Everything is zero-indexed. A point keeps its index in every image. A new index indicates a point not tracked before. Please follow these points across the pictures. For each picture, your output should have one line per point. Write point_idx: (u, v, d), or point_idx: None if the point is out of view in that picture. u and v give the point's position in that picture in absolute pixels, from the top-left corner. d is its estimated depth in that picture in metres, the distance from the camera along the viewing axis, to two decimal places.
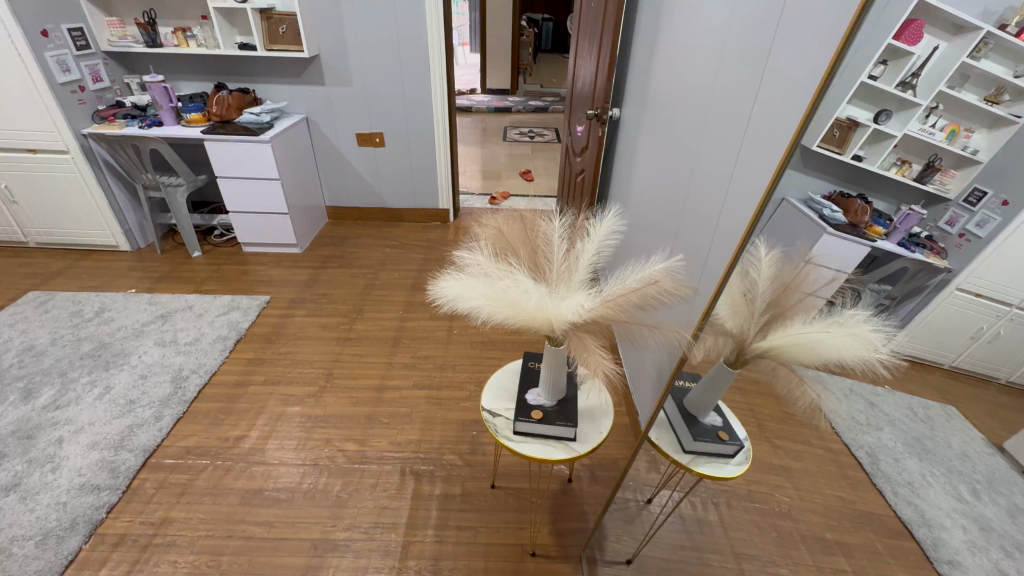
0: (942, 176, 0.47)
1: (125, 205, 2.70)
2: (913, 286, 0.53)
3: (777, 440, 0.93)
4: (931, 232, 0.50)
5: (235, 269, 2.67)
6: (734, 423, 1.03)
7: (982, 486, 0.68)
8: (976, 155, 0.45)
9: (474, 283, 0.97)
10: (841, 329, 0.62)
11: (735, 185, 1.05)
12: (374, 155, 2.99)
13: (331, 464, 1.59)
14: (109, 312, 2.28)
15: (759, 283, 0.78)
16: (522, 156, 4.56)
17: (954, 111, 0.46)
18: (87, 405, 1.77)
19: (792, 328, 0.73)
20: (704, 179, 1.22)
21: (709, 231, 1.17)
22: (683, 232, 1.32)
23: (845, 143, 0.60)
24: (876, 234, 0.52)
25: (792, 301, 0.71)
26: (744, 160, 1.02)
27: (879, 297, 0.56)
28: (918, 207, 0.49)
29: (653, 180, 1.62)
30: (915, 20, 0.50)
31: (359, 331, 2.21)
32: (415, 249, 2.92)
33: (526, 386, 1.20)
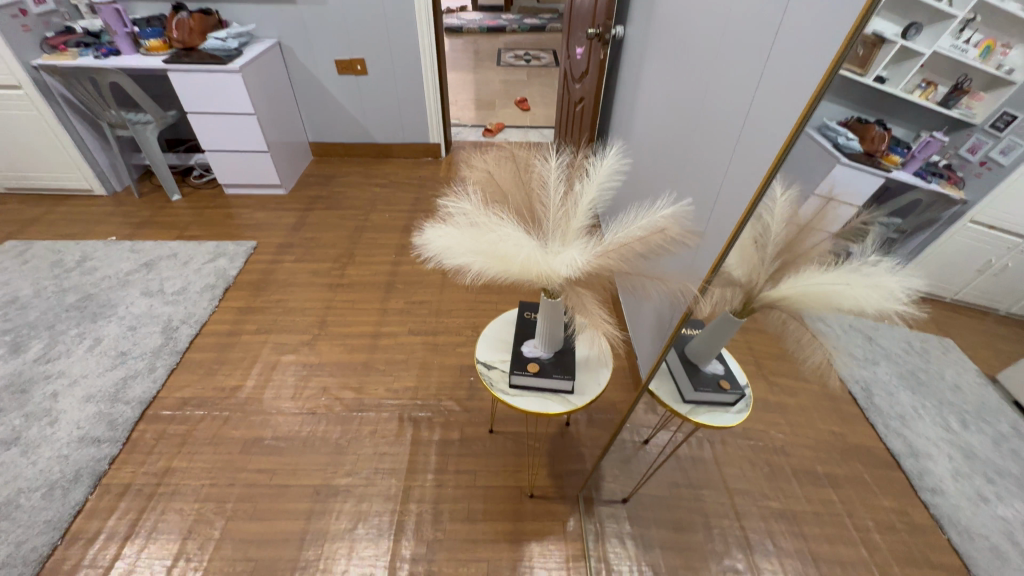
0: (969, 99, 0.48)
1: (93, 145, 2.52)
2: (923, 219, 0.55)
3: (772, 377, 1.01)
4: (950, 160, 0.51)
5: (219, 213, 2.55)
6: (736, 369, 1.03)
7: (969, 416, 0.77)
8: (1009, 74, 0.45)
9: (462, 236, 0.89)
10: (863, 281, 0.61)
11: (754, 115, 0.93)
12: (357, 84, 2.76)
13: (329, 412, 1.59)
14: (91, 260, 2.20)
15: (771, 233, 0.72)
16: (517, 83, 4.24)
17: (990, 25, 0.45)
18: (78, 357, 1.75)
19: (806, 277, 0.69)
20: (718, 107, 1.09)
21: (722, 167, 1.06)
22: (693, 169, 1.21)
23: (869, 62, 0.55)
24: (892, 163, 0.54)
25: (806, 246, 0.68)
26: (767, 85, 0.89)
27: (887, 231, 0.59)
28: (939, 134, 0.51)
29: (660, 108, 1.48)
30: None
31: (351, 276, 2.14)
32: (405, 188, 2.78)
33: (522, 338, 1.15)
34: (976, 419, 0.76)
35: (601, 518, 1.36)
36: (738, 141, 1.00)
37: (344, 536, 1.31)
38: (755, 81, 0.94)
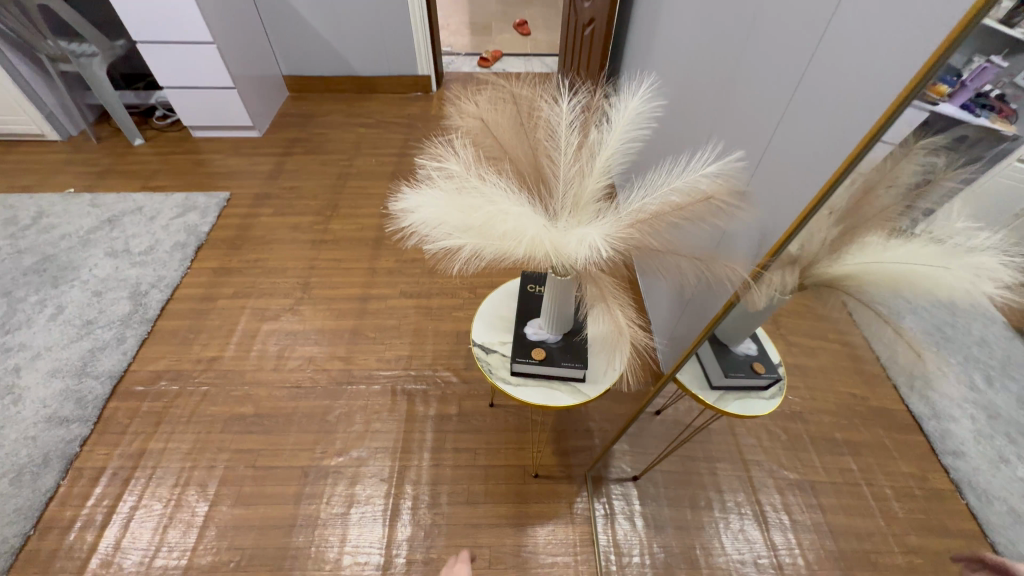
0: None
1: (35, 84, 2.23)
2: (967, 154, 0.48)
3: (792, 339, 0.85)
4: (1002, 89, 0.44)
5: (187, 159, 2.30)
6: (771, 349, 0.90)
7: (998, 372, 0.58)
8: None
9: (451, 207, 0.69)
10: (960, 263, 0.51)
11: (834, 32, 0.69)
12: (332, 5, 2.40)
13: (315, 386, 1.47)
14: (49, 217, 1.99)
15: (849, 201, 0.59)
16: (516, 2, 3.77)
17: None
18: (40, 328, 1.60)
19: (870, 253, 0.57)
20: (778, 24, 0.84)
21: (781, 105, 0.83)
22: (737, 108, 0.98)
23: None
24: (937, 94, 0.48)
25: (874, 209, 0.56)
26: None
27: (926, 174, 0.51)
28: (996, 57, 0.44)
29: (694, 27, 1.20)
30: None
31: (336, 232, 1.95)
32: (393, 128, 2.50)
33: (525, 318, 0.99)
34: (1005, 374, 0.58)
35: (612, 497, 1.28)
36: (802, 75, 0.77)
37: (336, 522, 1.22)
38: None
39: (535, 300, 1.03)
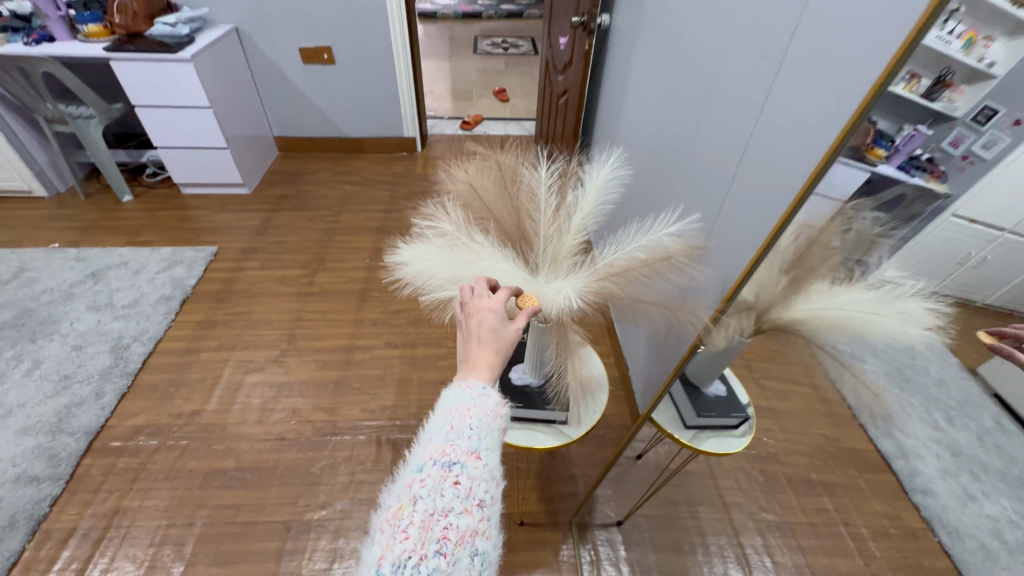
0: (951, 92, 0.39)
1: (29, 143, 2.28)
2: (908, 212, 0.46)
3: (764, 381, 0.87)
4: (931, 152, 0.41)
5: (175, 214, 2.35)
6: (738, 390, 0.93)
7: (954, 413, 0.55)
8: (991, 66, 0.37)
9: (433, 261, 0.78)
10: (890, 308, 0.52)
11: (783, 82, 0.78)
12: (324, 74, 2.58)
13: (299, 437, 1.47)
14: (31, 272, 1.99)
15: (793, 246, 0.63)
16: (495, 72, 4.10)
17: (975, 15, 0.38)
18: (14, 384, 1.57)
19: (814, 296, 0.61)
20: (733, 85, 0.94)
21: (738, 154, 0.93)
22: (699, 159, 1.09)
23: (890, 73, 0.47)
24: (877, 157, 0.49)
25: (817, 259, 0.59)
26: (800, 42, 0.73)
27: (873, 227, 0.51)
28: (923, 126, 0.43)
29: (657, 99, 1.35)
30: None
31: (322, 284, 2.00)
32: (380, 185, 2.63)
33: (510, 363, 1.03)
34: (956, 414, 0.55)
35: (597, 543, 1.29)
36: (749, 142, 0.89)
37: None
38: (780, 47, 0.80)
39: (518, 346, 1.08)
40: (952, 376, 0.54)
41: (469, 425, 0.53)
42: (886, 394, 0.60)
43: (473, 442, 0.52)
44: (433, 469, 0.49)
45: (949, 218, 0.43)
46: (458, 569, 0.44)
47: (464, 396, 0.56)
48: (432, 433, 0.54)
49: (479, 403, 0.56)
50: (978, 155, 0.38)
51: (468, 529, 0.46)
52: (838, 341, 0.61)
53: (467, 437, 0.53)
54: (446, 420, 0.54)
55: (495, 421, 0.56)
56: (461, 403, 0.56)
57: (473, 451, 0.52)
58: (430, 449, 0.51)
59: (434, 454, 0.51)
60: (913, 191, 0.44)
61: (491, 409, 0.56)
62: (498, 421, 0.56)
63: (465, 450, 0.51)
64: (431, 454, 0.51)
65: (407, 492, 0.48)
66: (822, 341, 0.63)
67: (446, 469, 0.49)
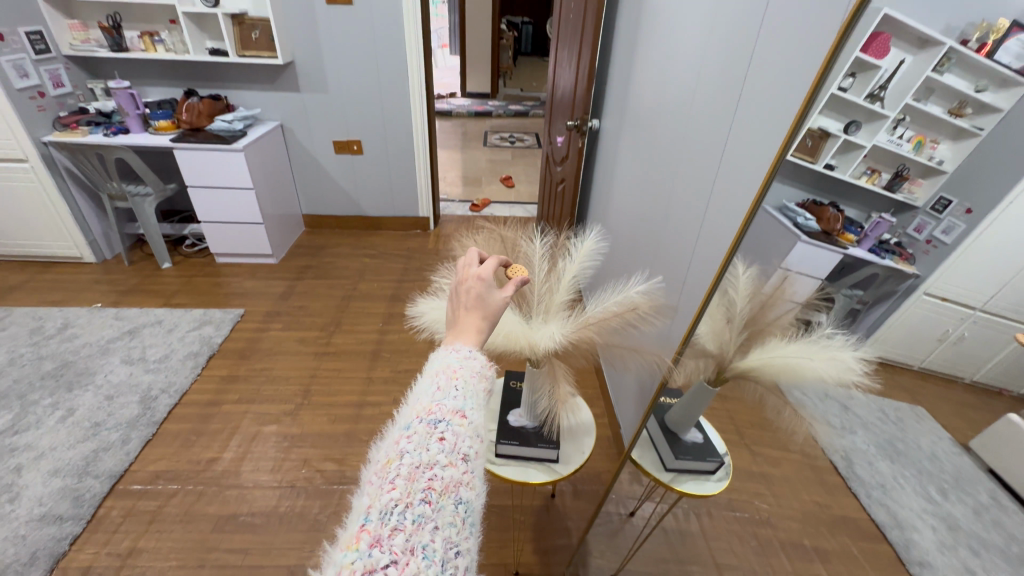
0: (910, 185, 0.46)
1: (89, 215, 2.58)
2: (883, 291, 0.51)
3: (754, 447, 0.94)
4: (900, 238, 0.48)
5: (208, 280, 2.58)
6: (715, 440, 1.04)
7: (949, 485, 0.55)
8: (942, 165, 0.44)
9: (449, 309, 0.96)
10: (825, 355, 0.61)
11: (723, 176, 1.00)
12: (353, 162, 2.95)
13: (309, 485, 1.56)
14: (74, 328, 2.17)
15: (737, 301, 0.80)
16: (503, 162, 4.58)
17: (919, 123, 0.45)
18: (48, 429, 1.69)
19: (771, 348, 0.74)
20: (689, 178, 1.17)
21: (692, 234, 1.13)
22: (666, 236, 1.30)
23: (817, 152, 0.60)
24: (848, 242, 0.52)
25: (770, 318, 0.72)
26: (732, 150, 0.97)
27: (850, 302, 0.56)
28: (888, 215, 0.49)
29: (634, 189, 1.61)
30: (879, 33, 0.51)
31: (338, 345, 2.17)
32: (395, 258, 2.88)
33: (508, 407, 1.17)
34: (954, 487, 0.54)
35: None
36: (700, 226, 1.09)
37: None
38: (718, 155, 1.04)
39: (516, 393, 1.22)
40: (944, 452, 0.54)
41: (455, 385, 0.54)
42: (879, 459, 0.62)
43: (460, 400, 0.53)
44: (420, 425, 0.49)
45: (923, 295, 0.49)
46: (443, 516, 0.44)
47: (452, 357, 0.58)
48: (420, 394, 0.54)
49: (465, 364, 0.57)
50: (940, 239, 0.45)
51: (454, 480, 0.46)
52: (794, 388, 0.72)
53: (454, 396, 0.53)
54: (433, 380, 0.55)
55: (480, 381, 0.57)
56: (449, 364, 0.57)
57: (459, 410, 0.52)
58: (418, 407, 0.52)
59: (421, 412, 0.51)
60: (882, 272, 0.49)
61: (477, 369, 0.57)
62: (484, 382, 0.57)
63: (451, 408, 0.51)
64: (418, 413, 0.51)
65: (394, 447, 0.48)
66: (780, 385, 0.74)
67: (432, 426, 0.49)
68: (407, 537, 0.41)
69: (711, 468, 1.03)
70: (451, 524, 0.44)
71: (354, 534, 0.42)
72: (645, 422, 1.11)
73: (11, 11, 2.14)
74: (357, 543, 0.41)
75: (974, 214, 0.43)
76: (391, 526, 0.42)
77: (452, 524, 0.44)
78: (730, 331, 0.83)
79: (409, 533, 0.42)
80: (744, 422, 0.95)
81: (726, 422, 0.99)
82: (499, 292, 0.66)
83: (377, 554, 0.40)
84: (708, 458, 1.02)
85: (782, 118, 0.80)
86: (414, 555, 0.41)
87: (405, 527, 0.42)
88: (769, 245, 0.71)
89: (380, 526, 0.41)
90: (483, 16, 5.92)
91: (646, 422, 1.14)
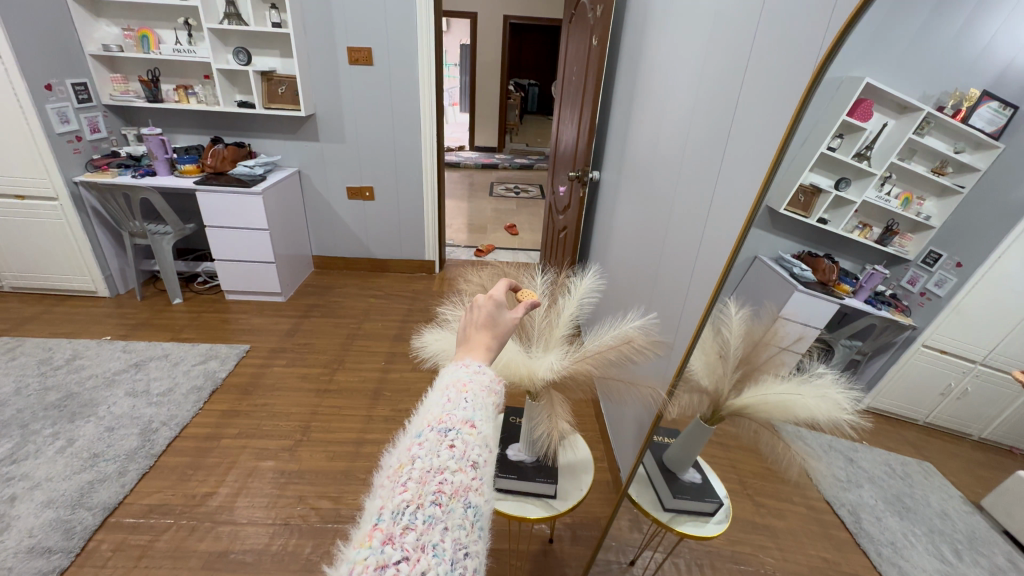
0: (900, 239, 0.50)
1: (109, 252, 2.68)
2: (881, 341, 0.53)
3: (759, 498, 0.92)
4: (894, 290, 0.51)
5: (216, 316, 2.63)
6: (714, 481, 1.03)
7: (963, 548, 0.50)
8: (929, 220, 0.46)
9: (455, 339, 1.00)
10: (815, 391, 0.65)
11: (713, 222, 1.07)
12: (364, 207, 3.09)
13: (303, 523, 1.53)
14: (81, 359, 2.21)
15: (731, 340, 0.85)
16: (507, 210, 4.75)
17: (906, 180, 0.49)
18: (46, 459, 1.69)
19: (765, 387, 0.78)
20: (682, 225, 1.25)
21: (686, 278, 1.19)
22: (661, 279, 1.35)
23: (809, 206, 0.66)
24: (843, 292, 0.56)
25: (764, 358, 0.77)
26: (721, 199, 1.04)
27: (850, 353, 0.58)
28: (880, 266, 0.52)
29: (631, 236, 1.69)
30: (864, 100, 0.57)
31: (339, 382, 2.19)
32: (400, 299, 2.95)
33: (508, 442, 1.19)
34: (968, 550, 0.49)
35: None
36: (693, 270, 1.15)
37: None
38: (707, 204, 1.12)
39: (516, 429, 1.23)
40: (954, 511, 0.51)
41: (465, 398, 0.59)
42: (889, 517, 0.59)
43: (469, 412, 0.57)
44: (431, 433, 0.53)
45: (922, 347, 0.51)
46: (453, 518, 0.48)
47: (462, 372, 0.63)
48: (431, 405, 0.59)
49: (475, 378, 0.62)
50: (933, 292, 0.47)
51: (463, 485, 0.50)
52: (787, 425, 0.75)
53: (464, 407, 0.58)
54: (445, 393, 0.60)
55: (489, 395, 0.61)
56: (460, 379, 0.62)
57: (469, 420, 0.56)
58: (429, 417, 0.56)
59: (432, 421, 0.55)
60: (880, 323, 0.52)
61: (486, 383, 0.62)
62: (492, 396, 0.62)
63: (461, 419, 0.56)
64: (430, 422, 0.55)
65: (406, 453, 0.52)
66: (775, 424, 0.78)
67: (442, 434, 0.53)
68: (418, 536, 0.45)
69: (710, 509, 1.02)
70: (461, 526, 0.48)
71: (368, 532, 0.46)
72: (641, 457, 1.14)
73: (61, 65, 2.34)
74: (370, 541, 0.45)
75: (964, 269, 0.45)
76: (403, 525, 0.45)
77: (462, 527, 0.48)
78: (724, 367, 0.87)
79: (420, 532, 0.45)
80: (748, 471, 0.93)
81: (729, 469, 0.98)
82: (508, 315, 0.74)
83: (389, 550, 0.44)
84: (706, 499, 1.02)
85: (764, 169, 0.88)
86: (424, 552, 0.44)
87: (416, 527, 0.45)
88: (759, 285, 0.77)
89: (392, 524, 0.45)
90: (492, 77, 6.34)
91: (643, 458, 1.16)
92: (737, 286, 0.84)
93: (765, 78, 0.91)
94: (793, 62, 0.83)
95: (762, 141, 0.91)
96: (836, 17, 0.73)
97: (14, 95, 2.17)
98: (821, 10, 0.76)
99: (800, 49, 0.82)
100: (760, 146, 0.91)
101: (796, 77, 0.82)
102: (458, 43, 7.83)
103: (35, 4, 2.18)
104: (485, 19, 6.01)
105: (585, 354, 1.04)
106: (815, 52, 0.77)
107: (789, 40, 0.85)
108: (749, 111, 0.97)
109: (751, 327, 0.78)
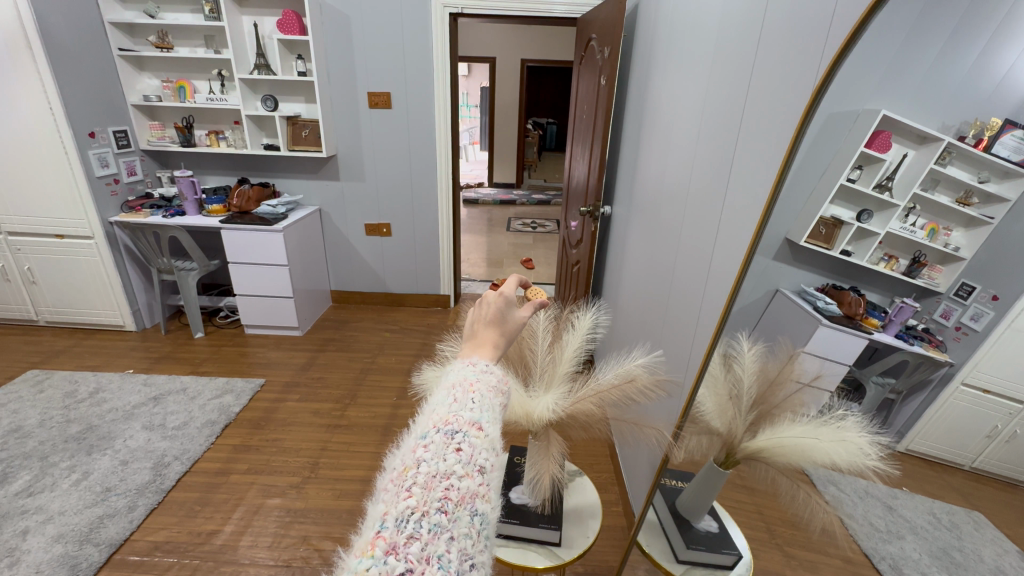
0: (929, 271, 0.46)
1: (137, 287, 2.79)
2: (916, 380, 0.48)
3: (789, 547, 0.78)
4: (927, 324, 0.46)
5: (235, 350, 2.68)
6: (733, 529, 0.94)
7: None
8: (958, 251, 0.43)
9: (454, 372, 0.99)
10: (835, 434, 0.62)
11: (719, 254, 1.05)
12: (382, 243, 3.15)
13: (305, 565, 1.49)
14: (104, 393, 2.26)
15: (743, 378, 0.81)
16: (524, 245, 4.80)
17: (930, 211, 0.46)
18: (61, 493, 1.71)
19: (783, 429, 0.73)
20: (689, 254, 1.23)
21: (694, 307, 1.16)
22: (671, 310, 1.32)
23: (832, 238, 0.61)
24: (872, 326, 0.53)
25: (779, 398, 0.73)
26: (725, 228, 1.03)
27: (884, 392, 0.53)
28: (911, 299, 0.48)
29: (641, 269, 1.67)
30: (881, 131, 0.54)
31: (351, 418, 2.18)
32: (414, 334, 2.96)
33: (509, 483, 1.14)
34: None
35: None
36: (703, 299, 1.12)
37: None
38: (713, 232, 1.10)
39: (517, 470, 1.19)
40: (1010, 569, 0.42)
41: (472, 398, 0.57)
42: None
43: (476, 413, 0.55)
44: (437, 435, 0.51)
45: (961, 386, 0.46)
46: (459, 527, 0.46)
47: (469, 371, 0.62)
48: (437, 405, 0.57)
49: (482, 379, 0.61)
50: (970, 326, 0.44)
51: (470, 491, 0.48)
52: (806, 470, 0.70)
53: (470, 408, 0.56)
54: (451, 393, 0.58)
55: (496, 396, 0.60)
56: (466, 378, 0.60)
57: (476, 422, 0.54)
58: (435, 418, 0.54)
59: (438, 422, 0.53)
60: (913, 358, 0.48)
61: (493, 384, 0.61)
62: (499, 397, 0.60)
63: (468, 420, 0.54)
64: (435, 423, 0.53)
65: (411, 455, 0.50)
66: (801, 468, 0.70)
67: (449, 437, 0.51)
68: (423, 546, 0.43)
69: (728, 562, 0.93)
70: (467, 535, 0.46)
71: (370, 540, 0.44)
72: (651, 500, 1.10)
73: (105, 114, 2.52)
74: (373, 550, 0.43)
75: (1000, 302, 0.41)
76: (408, 534, 0.43)
77: (467, 536, 0.46)
78: (737, 408, 0.83)
79: (425, 542, 0.43)
80: (773, 516, 0.82)
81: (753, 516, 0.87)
82: (516, 312, 0.75)
83: (393, 561, 0.41)
84: (723, 551, 0.94)
85: (763, 197, 0.87)
86: (428, 563, 0.42)
87: (421, 536, 0.44)
88: (771, 321, 0.75)
89: (395, 533, 0.43)
90: (511, 117, 6.55)
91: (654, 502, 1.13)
92: (750, 322, 0.81)
93: (762, 112, 0.91)
94: (790, 95, 0.83)
95: (765, 173, 0.89)
96: (830, 46, 0.73)
97: (60, 141, 2.34)
98: (814, 45, 0.77)
99: (797, 81, 0.81)
100: (763, 179, 0.90)
101: (793, 109, 0.81)
102: (479, 86, 8.17)
103: (84, 60, 2.38)
104: (503, 63, 6.27)
105: (590, 392, 1.01)
106: (809, 84, 0.78)
107: (785, 74, 0.85)
108: (750, 145, 0.96)
109: (765, 363, 0.75)
